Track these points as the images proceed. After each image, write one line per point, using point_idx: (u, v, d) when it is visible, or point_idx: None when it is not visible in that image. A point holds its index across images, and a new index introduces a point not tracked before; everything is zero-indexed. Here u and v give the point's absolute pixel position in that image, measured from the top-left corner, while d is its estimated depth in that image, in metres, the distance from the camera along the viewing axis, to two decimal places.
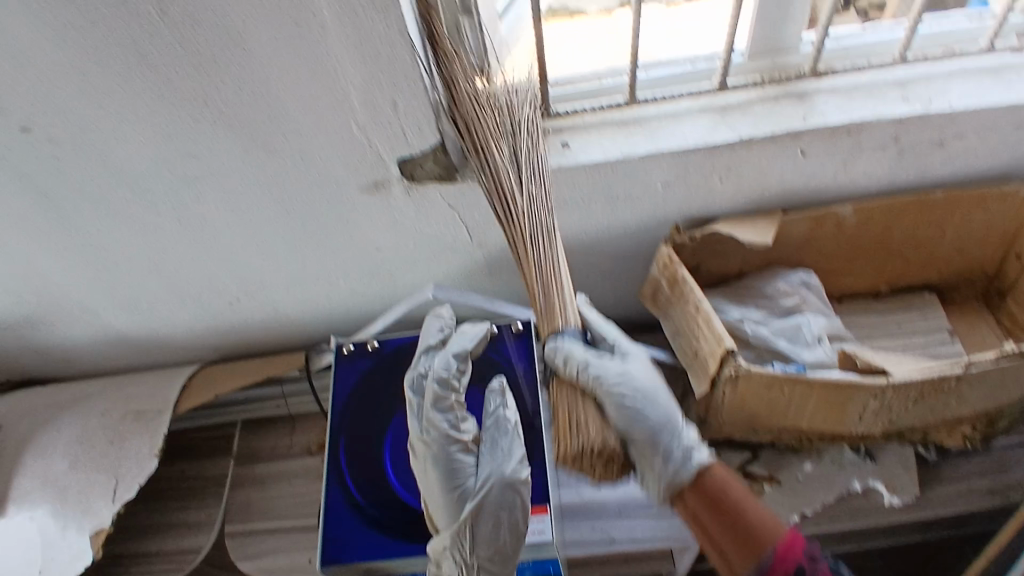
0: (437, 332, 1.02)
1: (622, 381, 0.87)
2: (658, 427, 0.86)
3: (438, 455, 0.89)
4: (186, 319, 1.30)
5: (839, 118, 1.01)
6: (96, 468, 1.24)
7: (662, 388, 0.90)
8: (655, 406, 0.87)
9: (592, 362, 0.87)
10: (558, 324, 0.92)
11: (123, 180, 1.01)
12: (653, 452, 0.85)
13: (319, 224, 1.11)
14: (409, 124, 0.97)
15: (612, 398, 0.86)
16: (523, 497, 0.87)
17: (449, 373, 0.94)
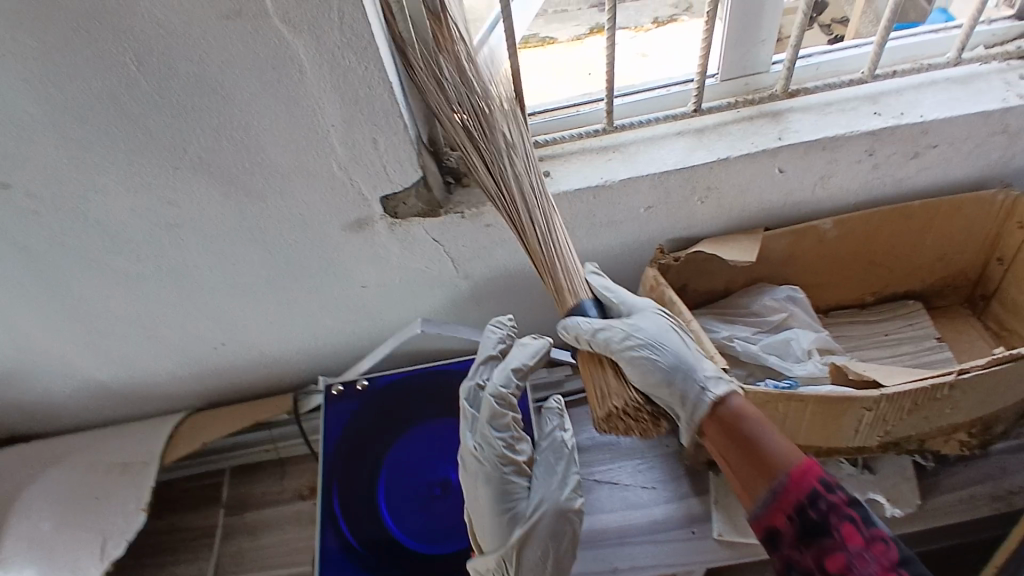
0: (497, 343, 0.99)
1: (630, 335, 0.86)
2: (672, 366, 0.85)
3: (490, 476, 0.88)
4: (174, 366, 1.29)
5: (813, 134, 1.03)
6: (83, 526, 1.21)
7: (672, 335, 0.89)
8: (662, 349, 0.86)
9: (595, 330, 0.86)
10: (570, 302, 0.92)
11: (102, 231, 1.01)
12: (669, 388, 0.84)
13: (303, 265, 1.11)
14: (391, 161, 0.97)
15: (619, 352, 0.85)
16: (573, 526, 0.89)
17: (509, 390, 0.91)
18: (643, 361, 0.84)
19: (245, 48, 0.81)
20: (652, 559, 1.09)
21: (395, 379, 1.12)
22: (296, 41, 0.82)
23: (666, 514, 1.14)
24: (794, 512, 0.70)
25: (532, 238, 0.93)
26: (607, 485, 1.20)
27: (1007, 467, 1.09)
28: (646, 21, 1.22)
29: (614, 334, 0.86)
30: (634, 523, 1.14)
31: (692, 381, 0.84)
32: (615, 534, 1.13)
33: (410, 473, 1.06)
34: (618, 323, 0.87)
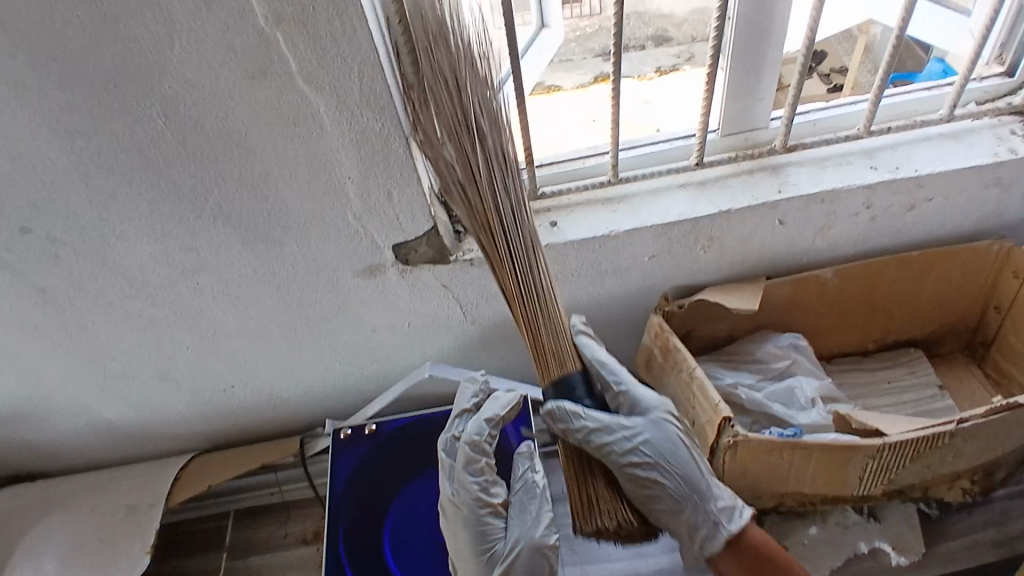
0: (472, 396, 0.98)
1: (635, 447, 0.85)
2: (680, 493, 0.87)
3: (468, 520, 0.89)
4: (183, 407, 1.31)
5: (812, 187, 1.06)
6: (86, 570, 1.21)
7: (676, 442, 0.89)
8: (671, 470, 0.87)
9: (597, 433, 0.83)
10: (564, 369, 0.89)
11: (121, 276, 1.04)
12: (673, 509, 0.87)
13: (315, 309, 1.13)
14: (404, 210, 1.00)
15: (624, 467, 0.85)
16: (553, 565, 0.86)
17: (482, 436, 0.92)
18: (651, 481, 0.86)
19: (268, 104, 0.86)
20: None
21: (403, 425, 1.13)
22: (317, 98, 0.86)
23: (672, 563, 1.14)
24: None
25: (515, 286, 0.91)
26: None
27: (1012, 517, 1.09)
28: (649, 71, 1.28)
29: (624, 443, 0.85)
30: (639, 570, 1.15)
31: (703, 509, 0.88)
32: None
33: (417, 517, 1.06)
34: (625, 428, 0.86)
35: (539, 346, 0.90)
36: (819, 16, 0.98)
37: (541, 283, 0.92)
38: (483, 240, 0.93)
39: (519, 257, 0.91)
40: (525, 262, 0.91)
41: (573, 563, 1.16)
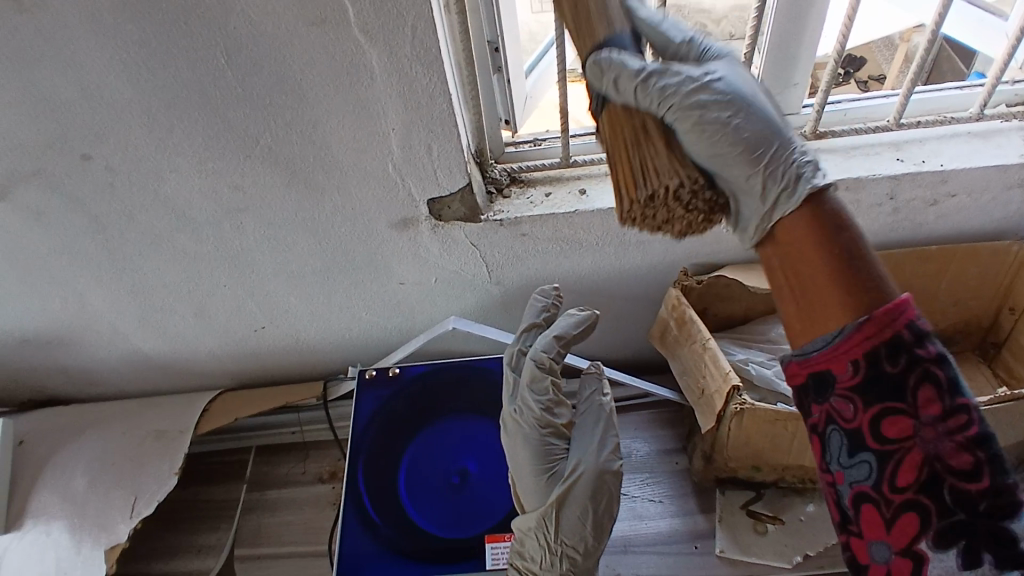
0: (541, 309, 1.07)
1: (707, 82, 0.74)
2: (764, 133, 0.73)
3: (530, 436, 0.97)
4: (215, 344, 1.37)
5: (839, 173, 1.09)
6: (114, 486, 1.27)
7: (754, 90, 0.77)
8: (745, 112, 0.73)
9: (661, 78, 0.72)
10: (600, 37, 0.74)
11: (169, 210, 1.10)
12: (750, 161, 0.71)
13: (347, 257, 1.18)
14: (441, 166, 1.05)
15: (705, 104, 0.72)
16: (611, 491, 0.94)
17: (549, 355, 0.99)
18: (719, 130, 0.71)
19: (323, 52, 0.90)
20: (656, 568, 1.15)
21: (425, 371, 1.16)
22: (370, 50, 0.90)
23: (670, 528, 1.19)
24: (860, 355, 0.62)
25: None
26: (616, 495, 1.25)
27: None
28: None
29: (701, 101, 0.72)
30: (637, 532, 1.20)
31: (778, 159, 0.72)
32: (620, 542, 1.19)
33: (433, 460, 1.11)
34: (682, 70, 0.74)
35: (584, 19, 0.75)
36: (854, 19, 1.00)
37: None
38: None
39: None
40: None
41: None
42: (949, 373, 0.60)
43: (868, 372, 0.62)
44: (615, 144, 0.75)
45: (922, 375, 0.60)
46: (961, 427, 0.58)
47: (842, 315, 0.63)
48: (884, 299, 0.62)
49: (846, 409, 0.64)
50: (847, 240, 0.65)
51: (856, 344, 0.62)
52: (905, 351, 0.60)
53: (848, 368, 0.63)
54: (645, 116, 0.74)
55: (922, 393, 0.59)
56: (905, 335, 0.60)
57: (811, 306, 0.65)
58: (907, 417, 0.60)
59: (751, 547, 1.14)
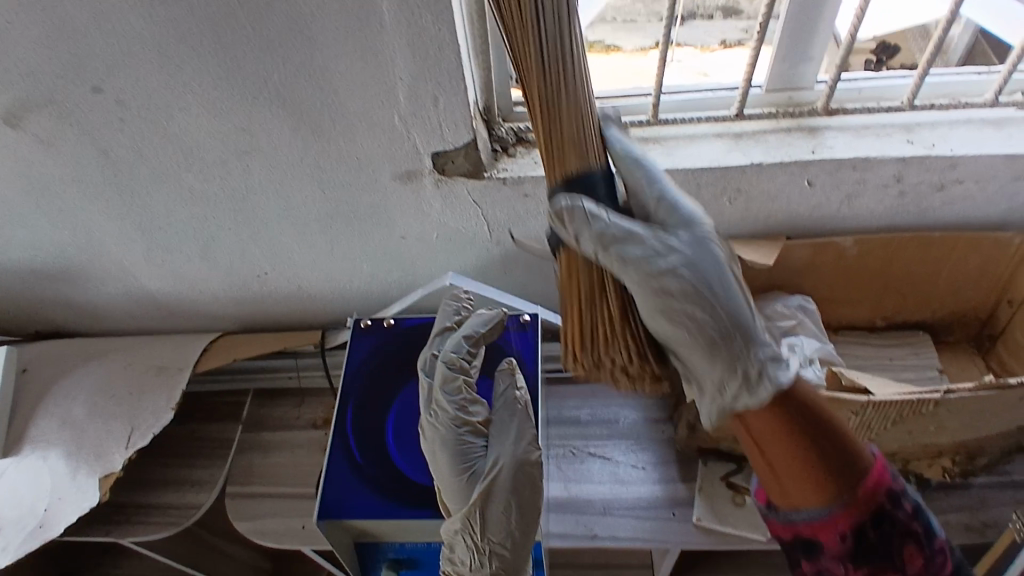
0: (453, 313, 1.08)
1: (660, 254, 0.78)
2: (730, 325, 0.77)
3: (447, 438, 0.97)
4: (217, 286, 1.39)
5: (846, 152, 1.08)
6: (113, 416, 1.31)
7: (719, 262, 0.79)
8: (705, 297, 0.77)
9: (613, 222, 0.76)
10: (574, 168, 0.80)
11: (176, 148, 1.11)
12: (706, 356, 0.77)
13: (351, 206, 1.19)
14: (447, 119, 1.05)
15: (657, 276, 0.77)
16: (533, 479, 0.95)
17: (459, 355, 1.01)
18: (677, 322, 0.77)
19: None
20: (633, 531, 1.17)
21: (419, 324, 1.18)
22: None
23: (651, 494, 1.22)
24: (851, 531, 0.75)
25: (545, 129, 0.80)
26: (600, 459, 1.27)
27: (985, 502, 1.20)
28: (713, 43, 1.26)
29: (645, 257, 0.77)
30: (617, 496, 1.22)
31: (744, 354, 0.77)
32: (599, 505, 1.21)
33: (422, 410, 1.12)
34: (650, 240, 0.78)
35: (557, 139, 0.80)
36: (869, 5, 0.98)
37: (580, 109, 0.79)
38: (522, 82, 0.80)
39: (561, 115, 0.79)
40: (563, 101, 0.78)
41: (558, 480, 1.25)
42: (924, 525, 0.77)
43: (853, 541, 0.76)
44: (571, 283, 0.82)
45: (904, 536, 0.76)
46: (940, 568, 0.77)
47: (823, 501, 0.75)
48: (864, 478, 0.75)
49: (838, 568, 0.78)
50: (823, 429, 0.74)
51: (844, 516, 0.75)
52: (886, 517, 0.76)
53: (837, 540, 0.76)
54: (605, 275, 0.81)
55: (908, 550, 0.76)
56: (886, 504, 0.76)
57: (785, 483, 0.77)
58: (897, 565, 0.76)
59: (726, 517, 1.16)
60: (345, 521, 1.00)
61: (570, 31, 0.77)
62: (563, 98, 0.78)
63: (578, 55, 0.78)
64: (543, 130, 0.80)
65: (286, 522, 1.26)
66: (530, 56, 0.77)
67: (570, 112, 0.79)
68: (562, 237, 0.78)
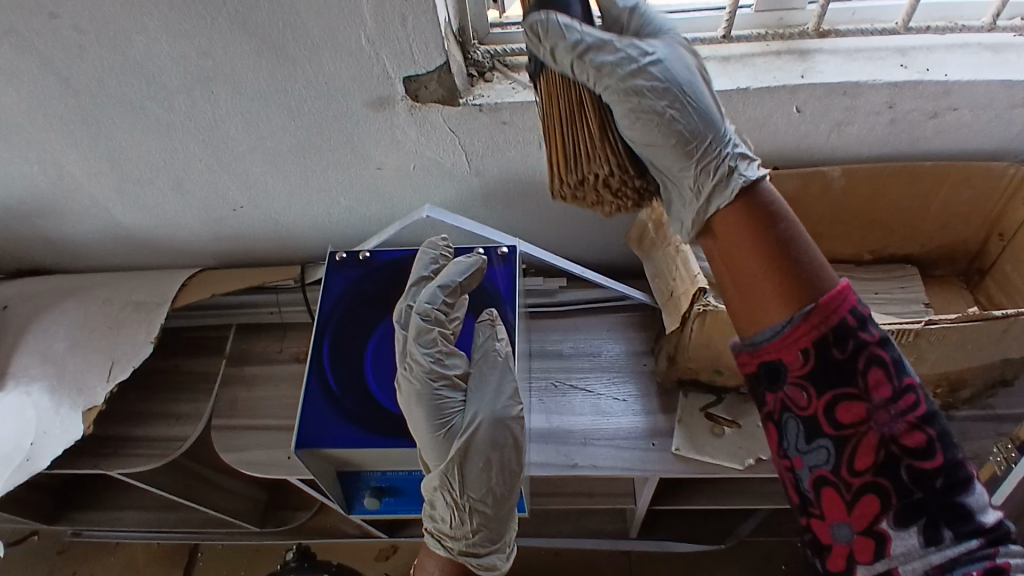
0: (430, 263, 1.05)
1: (637, 61, 0.77)
2: (700, 125, 0.79)
3: (422, 393, 0.95)
4: (194, 221, 1.37)
5: (837, 77, 1.03)
6: (94, 351, 1.31)
7: (691, 71, 0.81)
8: (679, 100, 0.79)
9: (592, 41, 0.74)
10: (549, 14, 0.77)
11: (138, 75, 1.06)
12: (681, 153, 0.79)
13: (323, 135, 1.15)
14: (417, 42, 1.00)
15: (636, 80, 0.76)
16: (513, 435, 0.96)
17: (434, 306, 0.97)
18: (652, 119, 0.77)
19: None
20: (612, 460, 1.18)
21: (395, 257, 1.17)
22: None
23: (632, 425, 1.22)
24: (812, 344, 0.67)
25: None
26: (582, 392, 1.28)
27: (967, 432, 1.17)
28: None
29: (624, 69, 0.76)
30: (598, 427, 1.23)
31: (710, 154, 0.79)
32: (580, 435, 1.22)
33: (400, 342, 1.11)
34: (626, 46, 0.77)
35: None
36: None
37: None
38: None
39: None
40: None
41: (541, 411, 1.25)
42: (894, 356, 0.66)
43: (817, 360, 0.67)
44: (551, 105, 0.79)
45: (870, 357, 0.66)
46: (912, 407, 0.64)
47: (788, 308, 0.69)
48: (826, 287, 0.69)
49: (800, 397, 0.69)
50: (783, 228, 0.72)
51: (803, 332, 0.68)
52: (852, 339, 0.66)
53: (801, 355, 0.68)
54: (582, 91, 0.78)
55: (875, 376, 0.65)
56: (849, 322, 0.66)
57: (761, 301, 0.71)
58: (860, 392, 0.66)
59: (705, 447, 1.17)
60: (323, 450, 1.01)
61: None
62: None
63: None
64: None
65: (270, 454, 1.26)
66: None
67: None
68: (537, 54, 0.75)
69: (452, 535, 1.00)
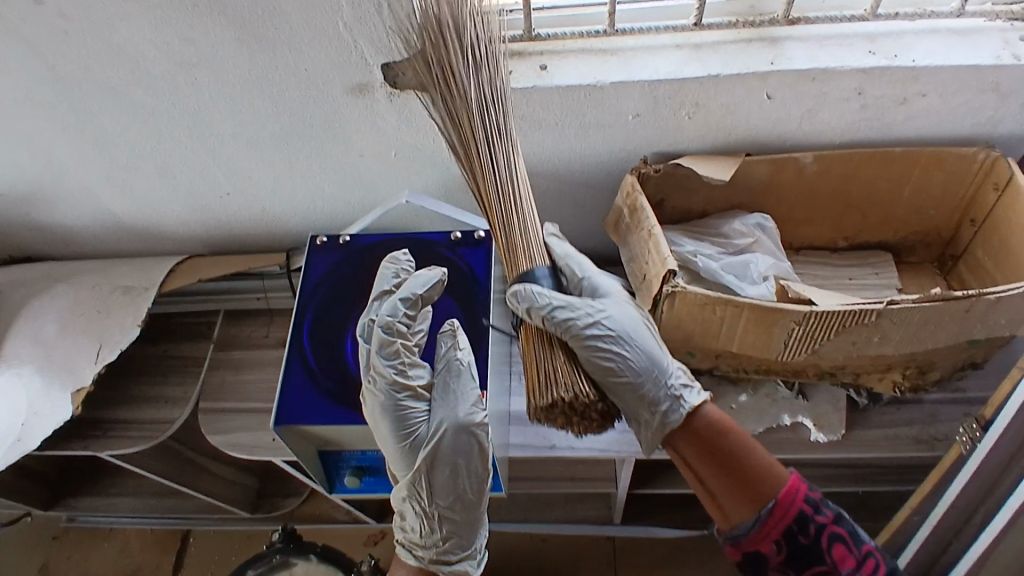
0: (392, 276, 1.04)
1: (596, 323, 0.91)
2: (644, 368, 0.91)
3: (387, 405, 0.96)
4: (182, 209, 1.39)
5: (805, 63, 1.05)
6: (83, 333, 1.34)
7: (636, 323, 0.94)
8: (631, 345, 0.91)
9: (562, 310, 0.90)
10: (525, 266, 0.96)
11: (123, 62, 1.09)
12: (635, 395, 0.91)
13: (306, 121, 1.18)
14: (393, 27, 1.03)
15: (587, 343, 0.90)
16: (478, 442, 0.97)
17: (396, 318, 0.97)
18: (612, 362, 0.90)
19: None
20: (590, 441, 1.21)
21: (375, 240, 1.19)
22: None
23: None
24: (783, 537, 0.88)
25: (496, 204, 0.99)
26: None
27: (938, 415, 1.21)
28: None
29: (580, 322, 0.90)
30: None
31: (654, 389, 0.91)
32: None
33: None
34: (585, 305, 0.92)
35: (511, 244, 0.97)
36: None
37: (522, 197, 1.00)
38: (472, 183, 1.02)
39: (501, 190, 0.99)
40: (507, 182, 0.99)
41: (520, 395, 1.28)
42: (846, 528, 0.89)
43: (787, 549, 0.88)
44: (528, 360, 0.92)
45: (829, 535, 0.88)
46: (869, 565, 0.89)
47: (753, 509, 0.88)
48: (780, 484, 0.89)
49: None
50: (734, 441, 0.91)
51: (774, 530, 0.88)
52: (811, 524, 0.88)
53: (774, 546, 0.88)
54: (555, 337, 0.92)
55: (835, 549, 0.88)
56: (806, 514, 0.88)
57: (726, 505, 0.90)
58: (830, 563, 0.88)
59: None
60: (304, 427, 1.04)
61: (506, 132, 1.00)
62: (507, 182, 0.99)
63: (513, 162, 1.00)
64: (500, 233, 0.99)
65: (255, 437, 1.28)
66: (479, 161, 0.99)
67: (507, 199, 0.98)
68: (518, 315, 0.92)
69: (422, 545, 1.05)
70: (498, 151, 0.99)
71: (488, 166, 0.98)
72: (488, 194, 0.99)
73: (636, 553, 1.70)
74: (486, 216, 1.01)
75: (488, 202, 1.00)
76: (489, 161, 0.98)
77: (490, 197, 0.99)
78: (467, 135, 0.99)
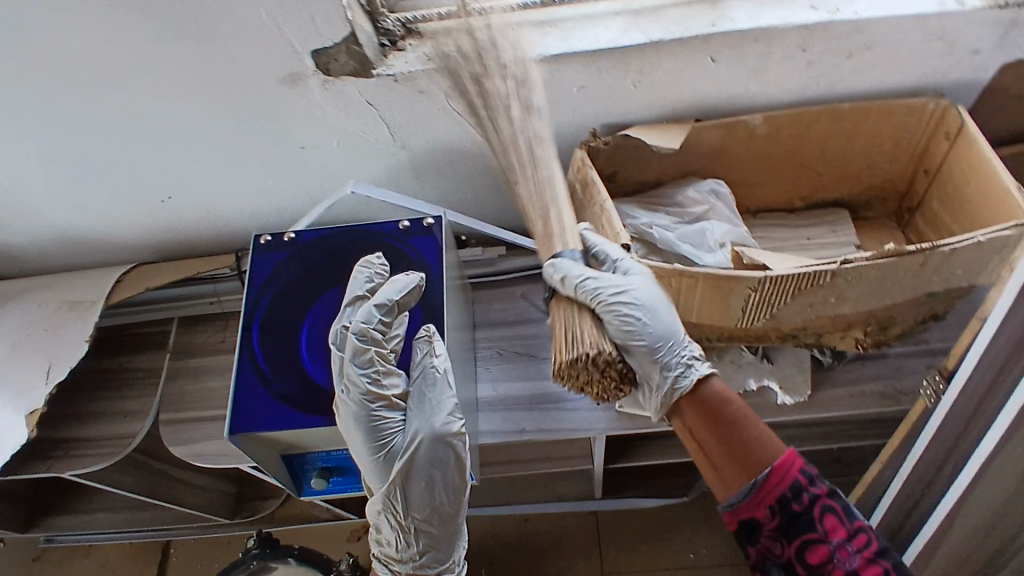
0: (366, 281, 1.01)
1: (622, 293, 0.90)
2: (662, 340, 0.91)
3: (360, 415, 0.94)
4: (123, 216, 1.34)
5: (747, 23, 1.03)
6: (30, 354, 1.29)
7: (659, 297, 0.94)
8: (654, 316, 0.91)
9: (591, 278, 0.89)
10: (557, 247, 0.94)
11: (39, 69, 1.03)
12: (648, 361, 0.91)
13: (241, 116, 1.13)
14: (318, 11, 0.99)
15: (610, 309, 0.89)
16: (454, 451, 0.97)
17: (371, 325, 0.94)
18: (633, 328, 0.90)
19: None
20: (558, 422, 1.20)
21: (322, 235, 1.16)
22: None
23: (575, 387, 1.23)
24: (777, 503, 0.82)
25: (533, 197, 0.97)
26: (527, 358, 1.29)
27: (902, 369, 1.21)
28: None
29: (605, 290, 0.89)
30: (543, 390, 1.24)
31: (670, 361, 0.91)
32: (525, 399, 1.23)
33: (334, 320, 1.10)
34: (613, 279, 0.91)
35: (546, 230, 0.96)
36: None
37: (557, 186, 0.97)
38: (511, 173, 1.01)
39: (538, 182, 0.97)
40: (541, 173, 0.97)
41: (486, 381, 1.26)
42: (841, 503, 0.83)
43: (780, 517, 0.82)
44: (555, 317, 0.91)
45: (822, 507, 0.82)
46: (864, 543, 0.80)
47: (745, 476, 0.84)
48: (777, 453, 0.85)
49: (777, 547, 0.83)
50: (736, 410, 0.89)
51: (767, 494, 0.83)
52: (805, 491, 0.82)
53: (768, 513, 0.83)
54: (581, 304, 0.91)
55: (829, 519, 0.81)
56: (799, 482, 0.82)
57: (721, 470, 0.86)
58: (820, 533, 0.81)
59: None
60: (259, 434, 1.01)
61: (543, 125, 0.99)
62: (542, 174, 0.97)
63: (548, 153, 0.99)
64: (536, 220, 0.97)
65: (219, 445, 1.25)
66: (516, 154, 0.98)
67: (543, 189, 0.96)
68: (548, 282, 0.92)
69: (399, 559, 1.06)
70: (531, 145, 0.98)
71: (525, 158, 0.98)
72: (525, 184, 0.98)
73: (619, 527, 1.70)
74: (523, 207, 1.00)
75: (524, 195, 0.98)
76: (524, 152, 0.98)
77: (527, 186, 0.98)
78: (505, 130, 0.99)
